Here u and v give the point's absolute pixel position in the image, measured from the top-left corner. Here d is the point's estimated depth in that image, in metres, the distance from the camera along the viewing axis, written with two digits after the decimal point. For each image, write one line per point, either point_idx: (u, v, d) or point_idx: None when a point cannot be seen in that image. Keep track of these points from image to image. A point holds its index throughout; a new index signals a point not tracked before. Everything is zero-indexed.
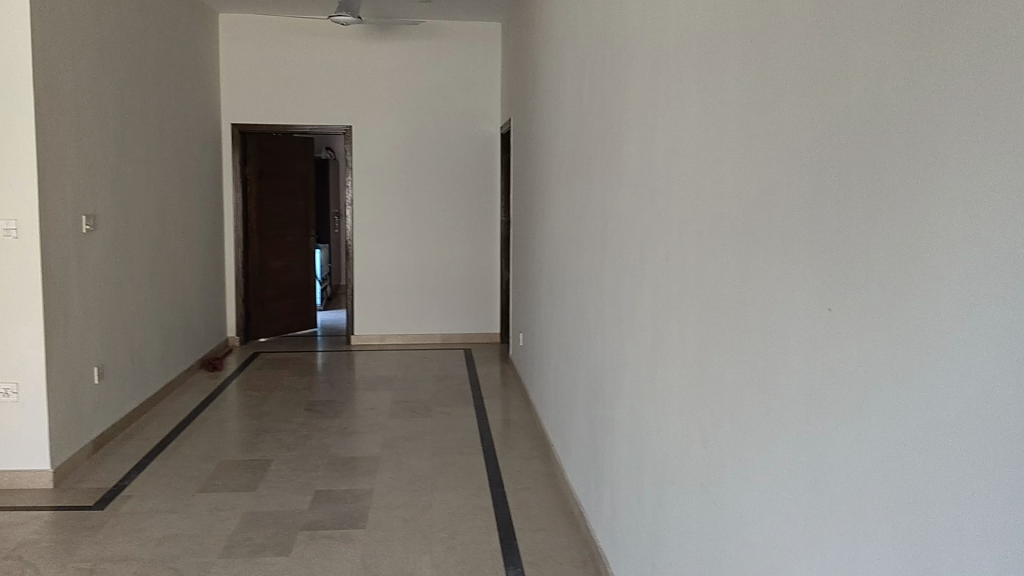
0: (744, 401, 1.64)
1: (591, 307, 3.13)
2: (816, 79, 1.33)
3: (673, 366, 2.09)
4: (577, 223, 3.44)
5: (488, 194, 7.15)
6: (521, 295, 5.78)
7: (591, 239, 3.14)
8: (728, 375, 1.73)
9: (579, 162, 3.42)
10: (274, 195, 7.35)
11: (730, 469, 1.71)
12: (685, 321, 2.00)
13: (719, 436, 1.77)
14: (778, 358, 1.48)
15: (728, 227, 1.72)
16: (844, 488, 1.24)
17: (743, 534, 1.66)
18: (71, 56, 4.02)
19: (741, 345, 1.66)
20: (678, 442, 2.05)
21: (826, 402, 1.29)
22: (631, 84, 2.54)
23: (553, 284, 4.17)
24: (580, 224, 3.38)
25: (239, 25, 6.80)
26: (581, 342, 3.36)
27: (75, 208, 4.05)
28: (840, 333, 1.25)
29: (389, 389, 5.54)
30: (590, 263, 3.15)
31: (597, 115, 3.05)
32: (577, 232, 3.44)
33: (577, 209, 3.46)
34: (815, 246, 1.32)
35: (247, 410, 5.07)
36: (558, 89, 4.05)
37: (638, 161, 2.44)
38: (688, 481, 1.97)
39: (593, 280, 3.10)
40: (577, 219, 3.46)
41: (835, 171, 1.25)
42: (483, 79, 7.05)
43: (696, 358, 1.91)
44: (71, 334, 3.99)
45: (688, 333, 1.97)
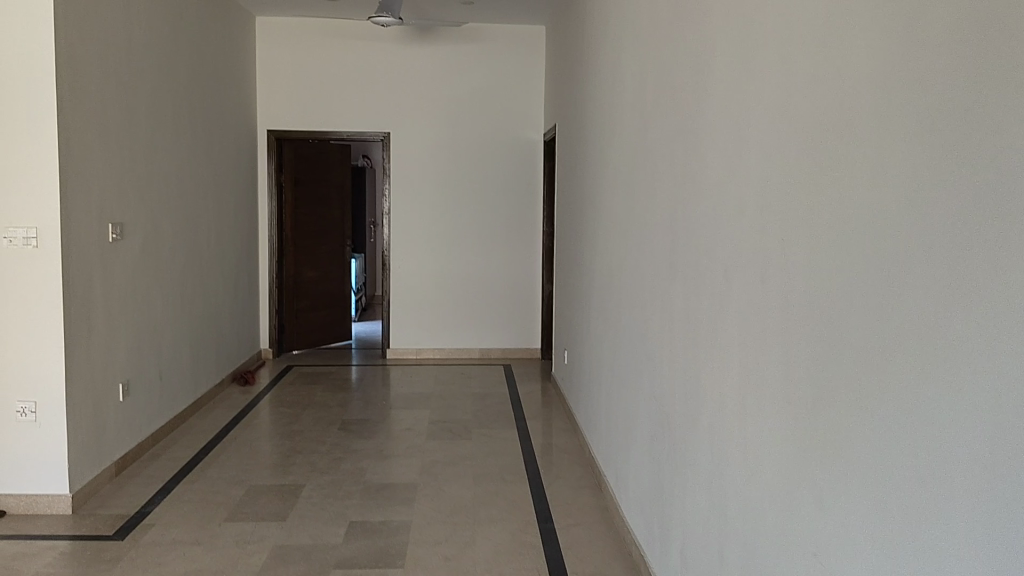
0: (870, 449, 1.33)
1: (656, 329, 2.83)
2: (980, 62, 1.05)
3: (762, 397, 1.83)
4: (637, 237, 3.15)
5: (531, 204, 6.88)
6: (565, 311, 5.48)
7: (655, 255, 2.85)
8: (799, 387, 1.62)
9: (639, 169, 3.13)
10: (310, 203, 7.14)
11: (792, 477, 1.65)
12: (780, 349, 1.72)
13: (809, 467, 1.57)
14: (904, 389, 1.22)
15: (843, 245, 1.43)
16: (900, 488, 1.23)
17: (804, 545, 1.60)
18: (99, 57, 3.82)
19: (814, 353, 1.55)
20: (777, 493, 1.74)
21: (887, 402, 1.27)
22: (708, 81, 2.25)
23: (605, 302, 3.87)
24: (641, 238, 3.09)
25: (276, 29, 6.62)
26: (641, 367, 3.06)
27: (101, 216, 3.84)
28: (907, 335, 1.21)
29: (426, 408, 5.27)
30: (654, 281, 2.86)
31: (663, 118, 2.76)
32: (637, 246, 3.15)
33: (636, 222, 3.17)
34: (911, 252, 1.20)
35: (279, 428, 4.84)
36: (611, 92, 3.76)
37: (719, 167, 2.15)
38: (776, 523, 1.74)
39: (658, 300, 2.81)
40: (636, 233, 3.17)
41: (989, 175, 1.02)
42: (526, 85, 6.79)
43: (790, 386, 1.67)
44: (95, 349, 3.79)
45: (784, 364, 1.70)
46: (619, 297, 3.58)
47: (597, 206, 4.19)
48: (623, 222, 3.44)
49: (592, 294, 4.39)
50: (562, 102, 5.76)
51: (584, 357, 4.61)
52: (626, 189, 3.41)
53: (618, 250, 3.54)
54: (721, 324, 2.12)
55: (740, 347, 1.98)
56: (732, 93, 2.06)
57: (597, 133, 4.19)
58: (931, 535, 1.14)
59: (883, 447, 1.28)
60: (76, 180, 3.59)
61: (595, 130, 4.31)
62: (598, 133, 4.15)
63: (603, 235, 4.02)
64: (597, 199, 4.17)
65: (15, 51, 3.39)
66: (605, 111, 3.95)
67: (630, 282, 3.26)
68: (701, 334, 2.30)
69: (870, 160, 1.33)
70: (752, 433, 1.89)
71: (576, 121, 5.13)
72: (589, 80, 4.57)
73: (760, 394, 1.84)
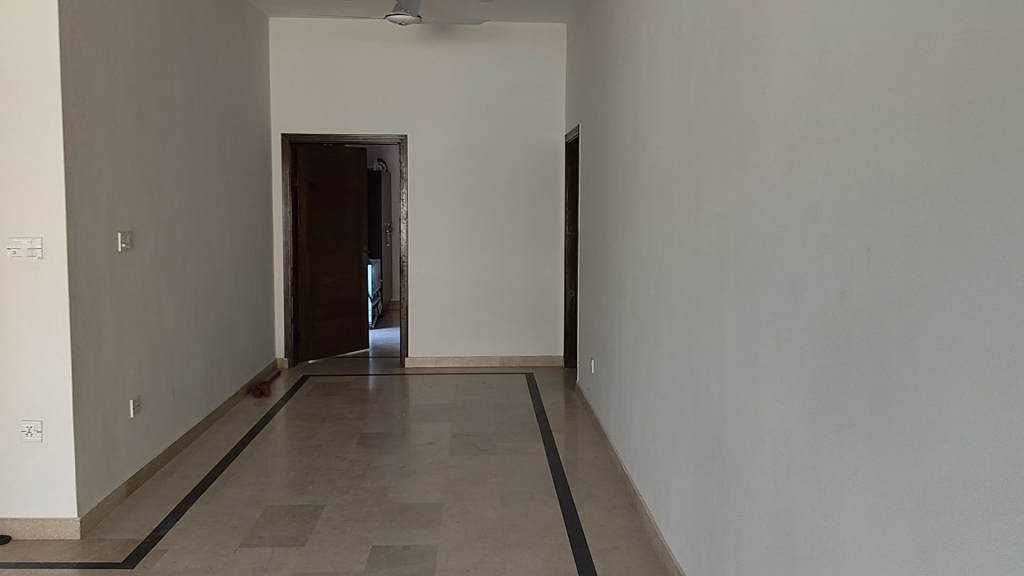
0: (960, 474, 1.20)
1: (703, 343, 2.62)
2: None
3: (835, 425, 1.65)
4: (678, 243, 2.94)
5: (552, 207, 6.68)
6: (590, 319, 5.28)
7: (701, 264, 2.64)
8: (857, 390, 1.55)
9: (679, 170, 2.93)
10: (325, 208, 6.97)
11: (843, 479, 1.61)
12: (858, 371, 1.54)
13: (860, 473, 1.53)
14: (972, 399, 1.18)
15: (946, 259, 1.24)
16: (960, 497, 1.20)
17: (852, 547, 1.56)
18: (107, 58, 3.65)
19: (873, 354, 1.48)
20: (851, 528, 1.57)
21: (950, 409, 1.23)
22: (767, 73, 2.05)
23: (639, 312, 3.66)
24: (682, 245, 2.88)
25: (290, 30, 6.46)
26: (685, 383, 2.85)
27: (110, 224, 3.67)
28: (977, 341, 1.17)
29: (448, 420, 5.08)
30: (700, 292, 2.65)
31: (710, 115, 2.56)
32: (678, 253, 2.94)
33: (677, 228, 2.96)
34: (988, 256, 1.14)
35: (296, 444, 4.65)
36: (644, 90, 3.56)
37: (782, 169, 1.94)
38: (848, 559, 1.59)
39: (705, 312, 2.60)
40: (677, 239, 2.96)
41: None
42: (547, 84, 6.60)
43: (869, 413, 1.50)
44: (104, 364, 3.61)
45: (865, 390, 1.51)
46: (654, 306, 3.37)
47: (627, 210, 3.98)
48: (661, 227, 3.23)
49: (621, 302, 4.19)
50: (585, 102, 5.56)
51: (613, 368, 4.40)
52: (663, 193, 3.21)
53: (654, 258, 3.33)
54: (788, 341, 1.91)
55: (812, 368, 1.77)
56: (798, 84, 1.85)
57: (626, 134, 3.99)
58: (994, 547, 1.12)
59: (979, 472, 1.16)
60: (83, 188, 3.42)
61: (623, 131, 4.11)
62: (628, 133, 3.95)
63: (635, 241, 3.81)
64: (627, 202, 3.97)
65: (17, 53, 3.22)
66: (636, 109, 3.74)
67: (671, 292, 3.05)
68: (761, 351, 2.09)
69: (994, 159, 1.13)
70: (827, 464, 1.69)
71: (600, 121, 4.93)
72: (615, 78, 4.37)
73: (838, 420, 1.64)
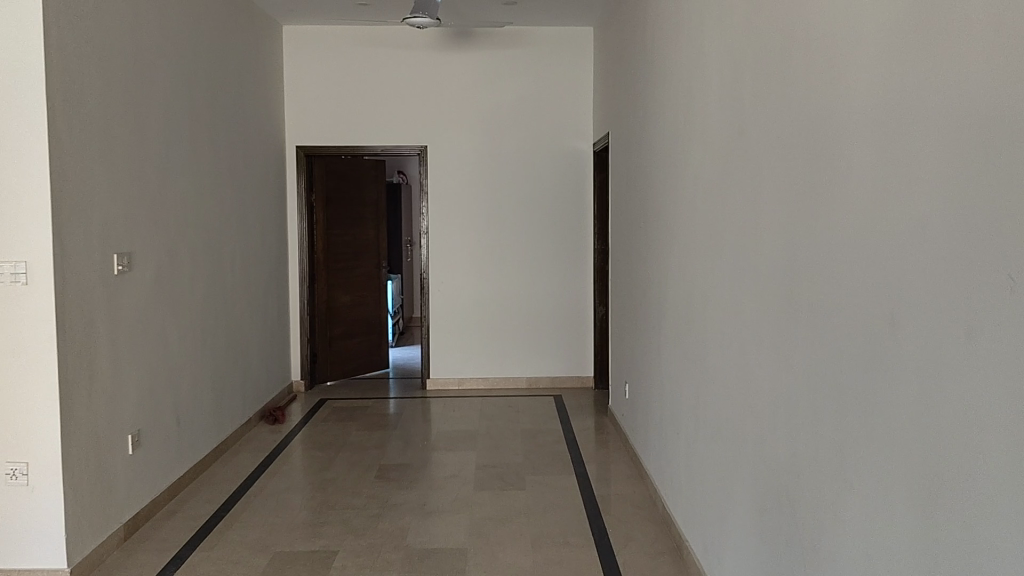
0: None
1: (766, 377, 2.28)
2: None
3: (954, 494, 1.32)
4: (732, 261, 2.60)
5: (580, 220, 6.35)
6: (623, 339, 4.94)
7: (763, 287, 2.29)
8: (976, 446, 1.26)
9: (733, 180, 2.58)
10: (342, 223, 6.69)
11: (957, 554, 1.31)
12: (991, 429, 1.22)
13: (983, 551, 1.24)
14: None
15: None
16: None
17: None
18: (102, 65, 3.38)
19: (1002, 404, 1.19)
20: None
21: None
22: (851, 62, 1.70)
23: (684, 336, 3.31)
24: (738, 264, 2.53)
25: (304, 38, 6.19)
26: (742, 421, 2.51)
27: (105, 245, 3.39)
28: None
29: (472, 449, 4.75)
30: (762, 318, 2.31)
31: (772, 115, 2.22)
32: (732, 274, 2.60)
33: (731, 246, 2.62)
34: None
35: (310, 476, 4.35)
36: (686, 91, 3.22)
37: (874, 177, 1.60)
38: None
39: (770, 342, 2.25)
40: (731, 256, 2.61)
41: None
42: (573, 90, 6.27)
43: (1004, 482, 1.19)
44: (99, 397, 3.33)
45: (996, 453, 1.21)
46: (701, 331, 3.02)
47: (666, 224, 3.65)
48: (709, 245, 2.88)
49: (658, 325, 3.86)
50: (615, 108, 5.23)
51: (652, 396, 4.04)
52: (710, 204, 2.87)
53: (702, 279, 2.99)
54: (885, 385, 1.57)
55: (920, 422, 1.43)
56: (896, 78, 1.51)
57: (665, 141, 3.65)
58: None
59: None
60: (73, 208, 3.13)
61: (659, 137, 3.77)
62: (666, 139, 3.62)
63: (675, 258, 3.47)
64: (667, 214, 3.63)
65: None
66: (676, 114, 3.40)
67: (724, 317, 2.70)
68: (846, 395, 1.75)
69: None
70: (947, 545, 1.34)
71: (632, 127, 4.60)
72: (650, 80, 4.04)
73: (964, 495, 1.29)
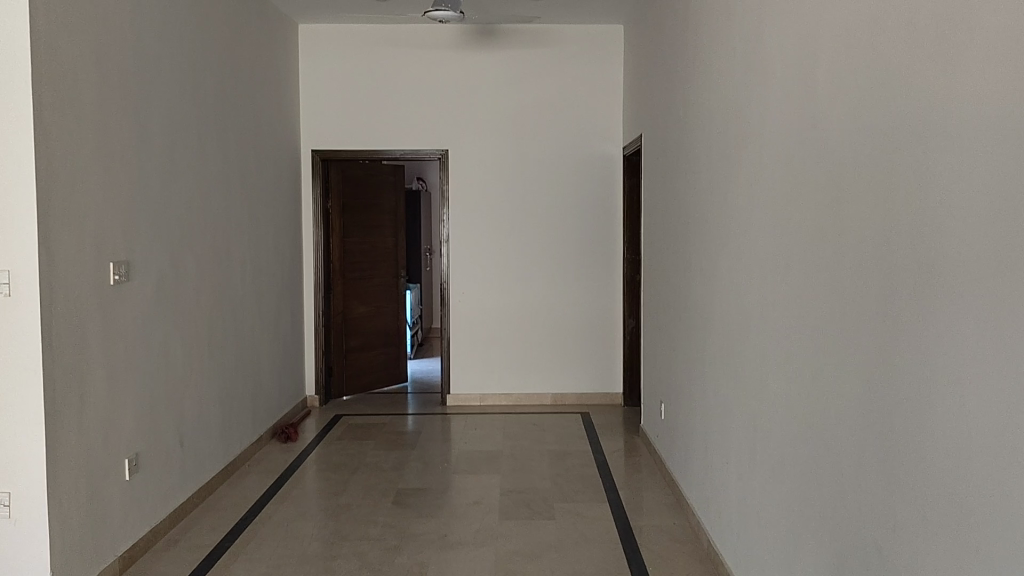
0: None
1: (849, 409, 1.95)
2: None
3: None
4: (804, 275, 2.27)
5: (609, 228, 6.03)
6: (657, 355, 4.62)
7: (845, 303, 1.97)
8: None
9: (806, 181, 2.26)
10: (358, 230, 6.40)
11: None
12: None
13: None
14: None
15: None
16: None
17: None
18: (98, 57, 3.11)
19: None
20: None
21: None
22: (975, 30, 1.38)
23: (738, 356, 2.98)
24: (812, 276, 2.20)
25: (321, 37, 5.93)
26: (817, 457, 2.18)
27: (100, 253, 3.11)
28: None
29: (496, 472, 4.44)
30: (842, 338, 1.98)
31: (858, 102, 1.89)
32: (803, 288, 2.26)
33: (801, 256, 2.29)
34: None
35: (322, 502, 4.05)
36: (742, 83, 2.90)
37: (1015, 170, 1.27)
38: None
39: (851, 367, 1.92)
40: (802, 269, 2.28)
41: None
42: (602, 91, 5.97)
43: None
44: (92, 418, 3.05)
45: None
46: (761, 351, 2.69)
47: (713, 230, 3.32)
48: (772, 254, 2.56)
49: (703, 341, 3.53)
50: (648, 109, 4.91)
51: (694, 418, 3.71)
52: (774, 208, 2.54)
53: (763, 291, 2.66)
54: None
55: None
56: None
57: (712, 140, 3.33)
58: None
59: None
60: (62, 212, 2.85)
61: (705, 136, 3.45)
62: (713, 138, 3.29)
63: (725, 269, 3.14)
64: (714, 220, 3.31)
65: None
66: (728, 107, 3.08)
67: (794, 336, 2.37)
68: (966, 439, 1.42)
69: None
70: None
71: (668, 128, 4.29)
72: (692, 75, 3.72)
73: None
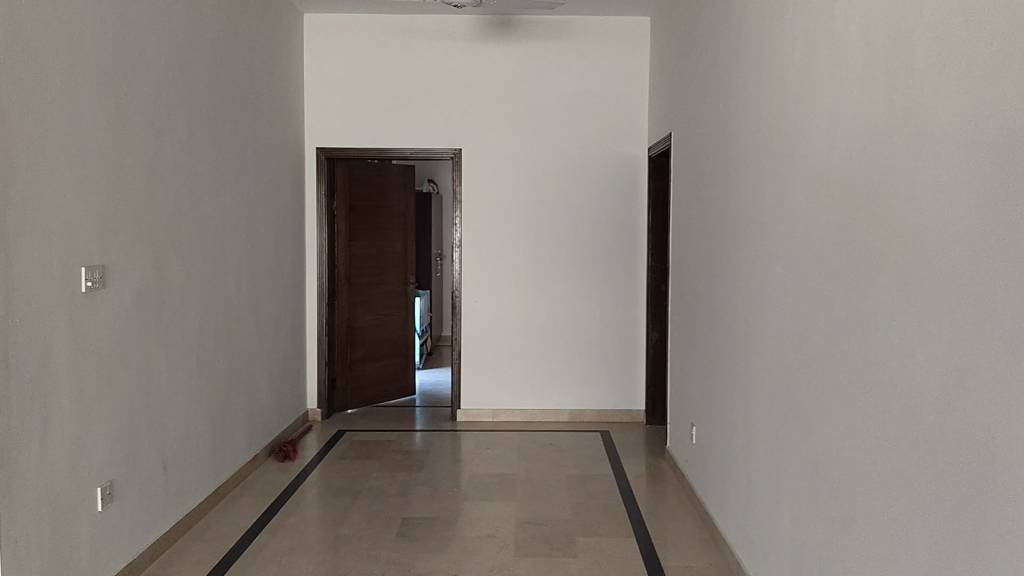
0: None
1: (976, 463, 1.57)
2: None
3: None
4: (900, 293, 1.89)
5: (632, 234, 5.65)
6: (686, 373, 4.24)
7: (975, 335, 1.58)
8: None
9: (901, 183, 1.88)
10: (365, 234, 6.05)
11: None
12: None
13: None
14: None
15: None
16: None
17: None
18: (68, 37, 2.75)
19: None
20: None
21: None
22: None
23: (796, 384, 2.59)
24: (917, 297, 1.82)
25: (328, 28, 5.58)
26: (920, 516, 1.79)
27: (70, 259, 2.76)
28: None
29: (511, 499, 4.06)
30: (967, 375, 1.61)
31: (994, 84, 1.52)
32: (900, 311, 1.89)
33: (896, 271, 1.91)
34: None
35: (320, 531, 3.68)
36: (805, 70, 2.52)
37: None
38: None
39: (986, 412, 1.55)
40: (897, 286, 1.90)
41: None
42: (626, 88, 5.60)
43: None
44: (57, 445, 2.69)
45: None
46: (831, 381, 2.31)
47: (761, 238, 2.94)
48: (850, 269, 2.17)
49: (746, 363, 3.16)
50: (678, 106, 4.53)
51: (733, 447, 3.34)
52: (853, 216, 2.16)
53: (836, 311, 2.27)
54: None
55: None
56: None
57: (761, 136, 2.95)
58: None
59: None
60: (21, 211, 2.49)
61: (751, 132, 3.07)
62: (764, 135, 2.91)
63: (778, 283, 2.76)
64: (762, 227, 2.93)
65: None
66: (785, 99, 2.70)
67: (882, 368, 1.99)
68: None
69: None
70: None
71: (702, 125, 3.91)
72: (734, 63, 3.34)
73: None
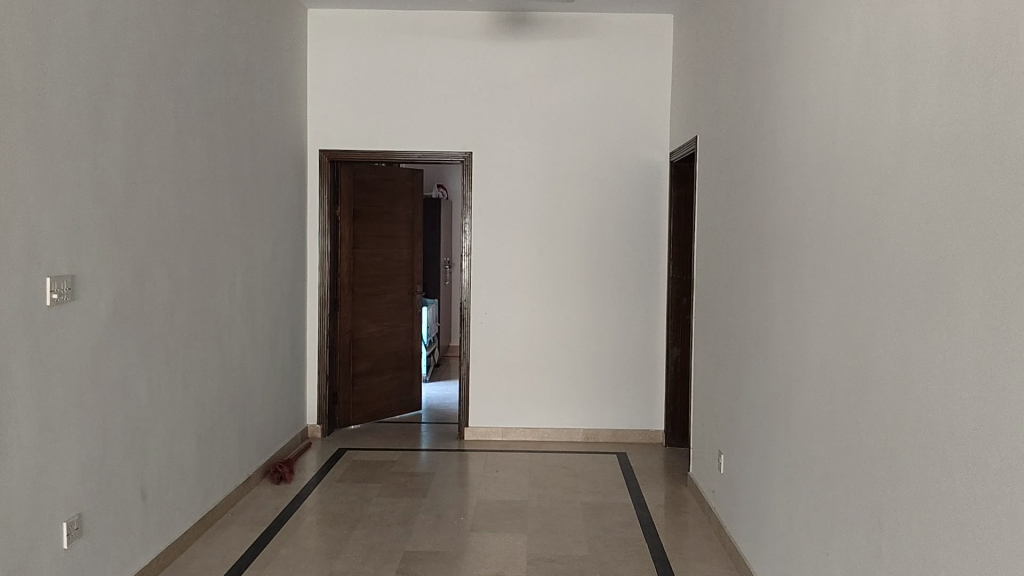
0: None
1: None
2: None
3: None
4: (995, 323, 1.57)
5: (652, 243, 5.34)
6: (712, 395, 3.92)
7: None
8: None
9: (998, 193, 1.57)
10: (370, 241, 5.75)
11: None
12: None
13: None
14: None
15: None
16: None
17: None
18: (33, 18, 2.46)
19: None
20: None
21: None
22: None
23: (852, 420, 2.27)
24: (1020, 328, 1.50)
25: (332, 24, 5.30)
26: None
27: (32, 267, 2.47)
28: None
29: (521, 530, 3.75)
30: None
31: None
32: (995, 345, 1.57)
33: (991, 296, 1.59)
34: None
35: (313, 565, 3.38)
36: (868, 62, 2.20)
37: None
38: None
39: None
40: (992, 313, 1.59)
41: None
42: (647, 89, 5.29)
43: None
44: (15, 477, 2.40)
45: None
46: (899, 423, 1.99)
47: (808, 252, 2.62)
48: (928, 290, 1.85)
49: (785, 391, 2.84)
50: (704, 107, 4.21)
51: (770, 482, 3.01)
52: (932, 229, 1.84)
53: (907, 339, 1.95)
54: None
55: None
56: None
57: (808, 137, 2.63)
58: None
59: None
60: None
61: (797, 132, 2.75)
62: (813, 135, 2.60)
63: (830, 303, 2.44)
64: (810, 240, 2.61)
65: None
66: (841, 94, 2.38)
67: (968, 411, 1.67)
68: None
69: None
70: None
71: (733, 127, 3.60)
72: (773, 57, 3.02)
73: None
